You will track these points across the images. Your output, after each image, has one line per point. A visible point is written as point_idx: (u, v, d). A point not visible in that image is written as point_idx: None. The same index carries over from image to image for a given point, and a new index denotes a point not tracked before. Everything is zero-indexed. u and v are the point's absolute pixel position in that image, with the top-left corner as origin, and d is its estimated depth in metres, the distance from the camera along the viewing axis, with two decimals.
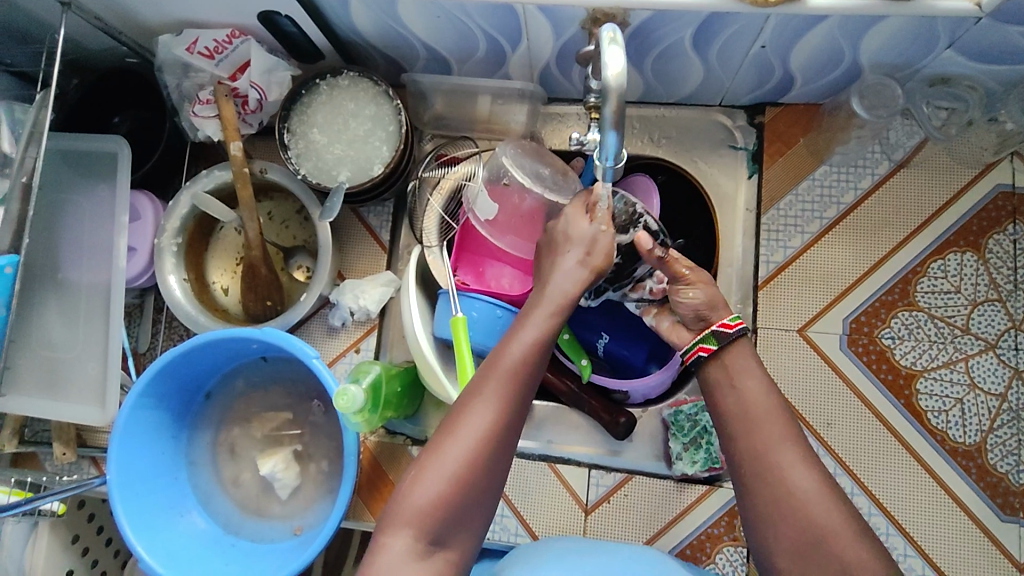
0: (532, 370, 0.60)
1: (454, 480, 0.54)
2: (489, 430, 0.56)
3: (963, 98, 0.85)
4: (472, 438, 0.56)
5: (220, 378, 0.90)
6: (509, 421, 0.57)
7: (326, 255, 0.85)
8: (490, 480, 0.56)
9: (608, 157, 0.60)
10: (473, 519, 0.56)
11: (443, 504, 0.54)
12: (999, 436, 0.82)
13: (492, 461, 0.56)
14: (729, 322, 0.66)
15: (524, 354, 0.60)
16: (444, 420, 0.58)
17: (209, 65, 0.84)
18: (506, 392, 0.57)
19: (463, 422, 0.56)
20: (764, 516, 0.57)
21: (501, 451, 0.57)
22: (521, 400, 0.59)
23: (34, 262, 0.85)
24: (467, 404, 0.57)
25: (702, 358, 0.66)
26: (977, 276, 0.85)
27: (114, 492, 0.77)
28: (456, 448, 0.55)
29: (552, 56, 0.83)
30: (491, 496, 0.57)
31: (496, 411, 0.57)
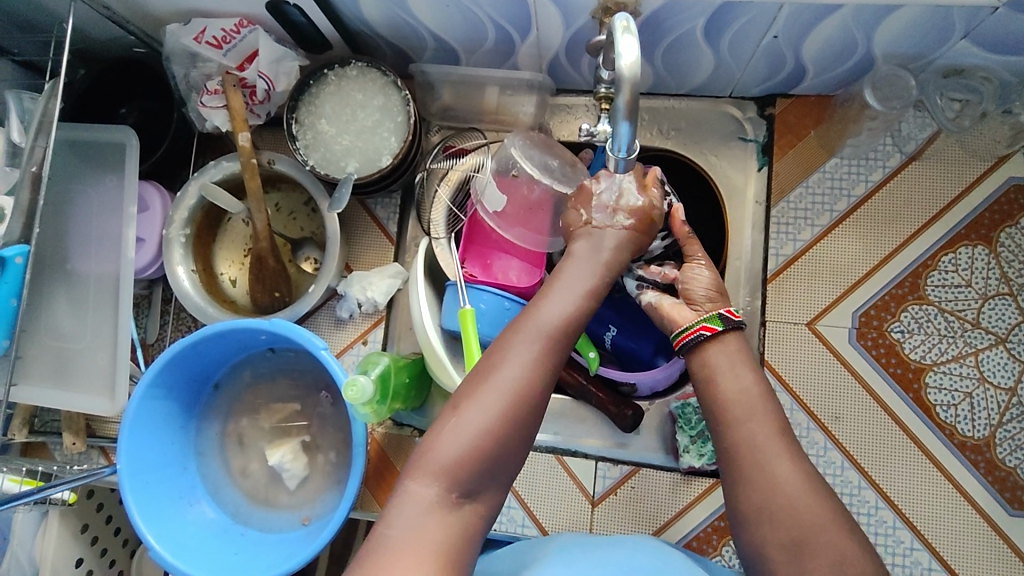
0: (564, 332, 0.60)
1: (485, 428, 0.54)
2: (522, 382, 0.56)
3: (977, 89, 0.84)
4: (504, 386, 0.56)
5: (229, 369, 0.90)
6: (541, 377, 0.57)
7: (334, 246, 0.85)
8: (521, 432, 0.55)
9: (621, 148, 0.60)
10: (501, 475, 0.55)
11: (474, 450, 0.53)
12: (1008, 430, 0.82)
13: (523, 414, 0.55)
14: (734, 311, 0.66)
15: (557, 317, 0.61)
16: (474, 372, 0.58)
17: (218, 55, 0.83)
18: (536, 350, 0.58)
19: (496, 372, 0.57)
20: (765, 510, 0.56)
21: (533, 407, 0.56)
22: (554, 360, 0.59)
23: (44, 253, 0.85)
24: (500, 355, 0.58)
25: (703, 337, 0.64)
26: (988, 269, 0.85)
27: (124, 481, 0.78)
28: (488, 395, 0.55)
29: (562, 46, 0.82)
30: (520, 454, 0.56)
31: (528, 365, 0.57)
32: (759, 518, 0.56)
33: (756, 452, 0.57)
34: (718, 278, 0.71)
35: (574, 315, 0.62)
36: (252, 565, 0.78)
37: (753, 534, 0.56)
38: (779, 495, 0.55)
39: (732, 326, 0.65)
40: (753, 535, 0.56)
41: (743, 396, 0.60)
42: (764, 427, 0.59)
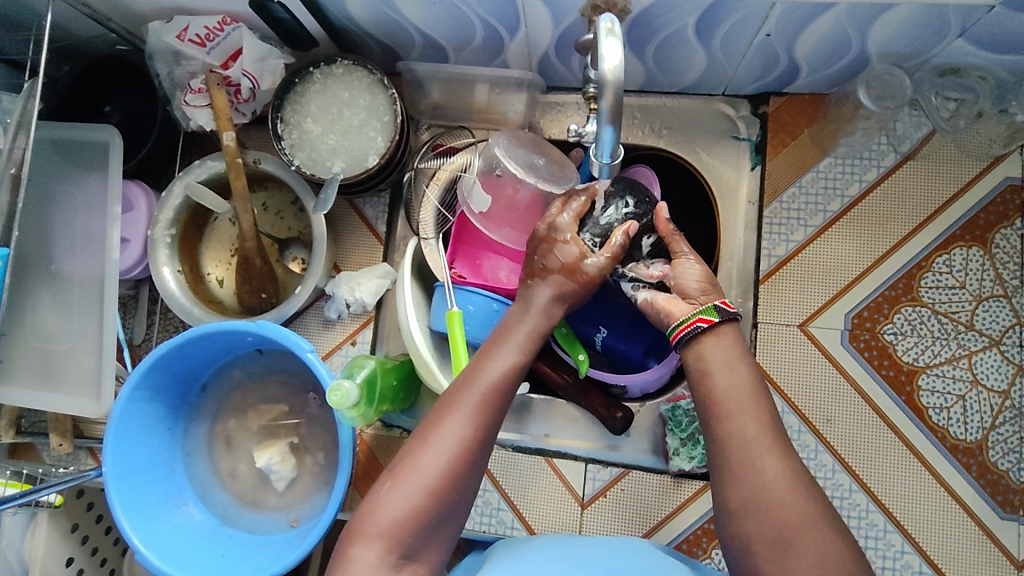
0: (507, 389, 0.62)
1: (426, 492, 0.56)
2: (462, 443, 0.58)
3: (972, 89, 0.83)
4: (442, 451, 0.57)
5: (216, 370, 0.89)
6: (480, 437, 0.59)
7: (321, 246, 0.84)
8: (463, 490, 0.58)
9: (605, 154, 0.59)
10: (441, 533, 0.57)
11: (415, 515, 0.55)
12: (1001, 434, 0.81)
13: (464, 474, 0.58)
14: (728, 301, 0.64)
15: (500, 373, 0.62)
16: (416, 434, 0.59)
17: (201, 53, 0.82)
18: (480, 405, 0.60)
19: (438, 434, 0.58)
20: (745, 511, 0.55)
21: (474, 464, 0.59)
22: (496, 416, 0.61)
23: (28, 253, 0.84)
24: (442, 416, 0.59)
25: (701, 328, 0.62)
26: (982, 271, 0.84)
27: (109, 484, 0.77)
28: (431, 457, 0.57)
29: (551, 43, 0.81)
30: (461, 510, 0.59)
31: (470, 425, 0.59)
32: (742, 520, 0.55)
33: (744, 448, 0.56)
34: (710, 271, 0.69)
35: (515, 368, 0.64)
36: (240, 567, 0.78)
37: (737, 532, 0.55)
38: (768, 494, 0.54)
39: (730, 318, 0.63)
40: (740, 532, 0.55)
41: (729, 387, 0.59)
42: (756, 424, 0.57)
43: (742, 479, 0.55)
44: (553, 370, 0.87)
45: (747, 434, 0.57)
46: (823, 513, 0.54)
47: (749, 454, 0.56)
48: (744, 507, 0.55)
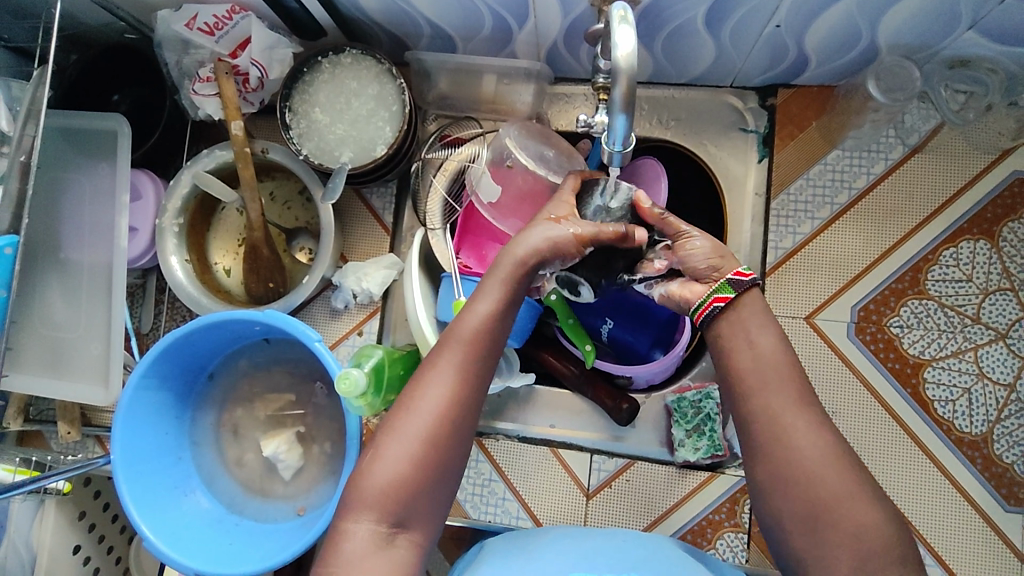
0: (487, 345, 0.61)
1: (411, 460, 0.56)
2: (444, 406, 0.57)
3: (983, 81, 0.82)
4: (423, 419, 0.57)
5: (223, 358, 0.90)
6: (462, 398, 0.58)
7: (329, 236, 0.84)
8: (450, 453, 0.58)
9: (616, 141, 0.58)
10: (437, 494, 0.57)
11: (403, 483, 0.56)
12: (1006, 426, 0.81)
13: (449, 437, 0.57)
14: (743, 271, 0.63)
15: (479, 330, 0.60)
16: (398, 403, 0.59)
17: (209, 41, 0.82)
18: (458, 367, 0.59)
19: (417, 401, 0.58)
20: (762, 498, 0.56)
21: (459, 425, 0.58)
22: (477, 374, 0.60)
23: (36, 240, 0.85)
24: (420, 383, 0.59)
25: (718, 308, 0.62)
26: (990, 264, 0.84)
27: (118, 472, 0.78)
28: (412, 425, 0.57)
29: (560, 33, 0.80)
30: (454, 472, 0.59)
31: (448, 387, 0.58)
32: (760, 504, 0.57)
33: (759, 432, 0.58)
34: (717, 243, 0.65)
35: (496, 319, 0.61)
36: (248, 553, 0.78)
37: None
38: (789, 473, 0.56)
39: (744, 291, 0.62)
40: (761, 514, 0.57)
41: (744, 372, 0.59)
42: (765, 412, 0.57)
43: None
44: (560, 362, 0.88)
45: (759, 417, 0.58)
46: (834, 501, 0.54)
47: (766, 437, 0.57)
48: (767, 484, 0.57)
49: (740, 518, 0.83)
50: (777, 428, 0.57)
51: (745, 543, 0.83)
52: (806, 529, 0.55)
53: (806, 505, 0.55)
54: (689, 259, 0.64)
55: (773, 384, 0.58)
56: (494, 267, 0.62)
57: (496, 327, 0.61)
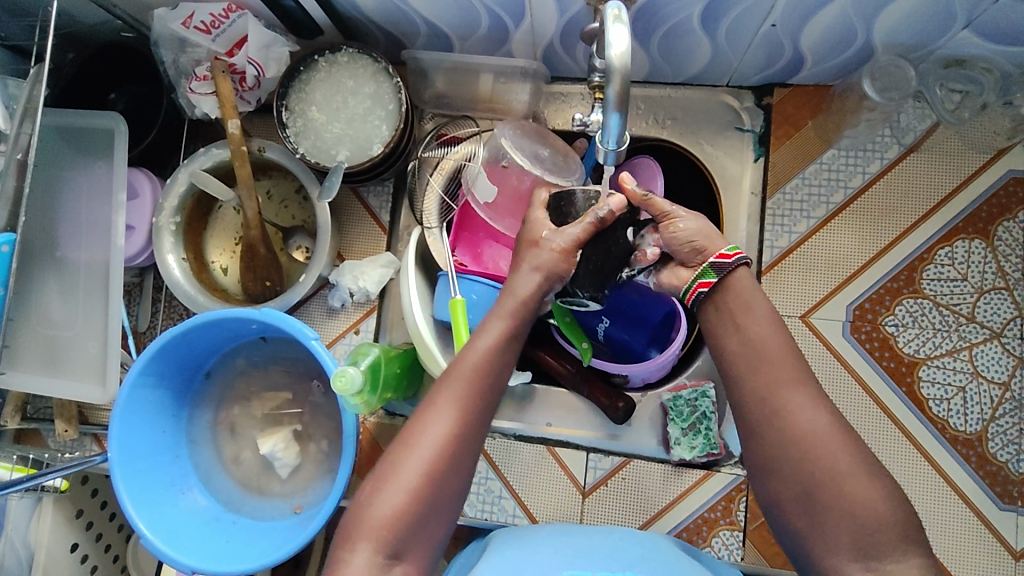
0: (490, 380, 0.62)
1: (412, 492, 0.56)
2: (447, 439, 0.58)
3: (977, 81, 0.82)
4: (426, 450, 0.58)
5: (220, 357, 0.90)
6: (465, 432, 0.59)
7: (325, 235, 0.84)
8: (450, 486, 0.58)
9: (611, 140, 0.58)
10: (435, 527, 0.58)
11: (403, 515, 0.56)
12: (1001, 425, 0.81)
13: (450, 470, 0.58)
14: (726, 253, 0.62)
15: (483, 362, 0.62)
16: (401, 435, 0.60)
17: (206, 40, 0.82)
18: (463, 399, 0.60)
19: (421, 433, 0.58)
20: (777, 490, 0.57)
21: (460, 459, 0.59)
22: (479, 408, 0.61)
23: (33, 238, 0.85)
24: (424, 415, 0.59)
25: (703, 294, 0.63)
26: (985, 263, 0.84)
27: (115, 470, 0.78)
28: (415, 457, 0.57)
29: (556, 32, 0.81)
30: (453, 505, 0.59)
31: (452, 420, 0.59)
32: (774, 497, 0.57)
33: (758, 423, 0.58)
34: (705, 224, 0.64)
35: (496, 355, 0.63)
36: (246, 550, 0.78)
37: None
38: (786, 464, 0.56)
39: (729, 274, 0.62)
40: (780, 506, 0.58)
41: (737, 365, 0.60)
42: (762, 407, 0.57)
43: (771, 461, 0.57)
44: (556, 360, 0.88)
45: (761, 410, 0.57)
46: (829, 499, 0.54)
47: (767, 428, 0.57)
48: (768, 476, 0.58)
49: (735, 516, 0.83)
50: (776, 421, 0.57)
51: (741, 541, 0.83)
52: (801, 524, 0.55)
53: (800, 496, 0.55)
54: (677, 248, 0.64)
55: (766, 379, 0.58)
56: (498, 308, 0.66)
57: (497, 363, 0.63)
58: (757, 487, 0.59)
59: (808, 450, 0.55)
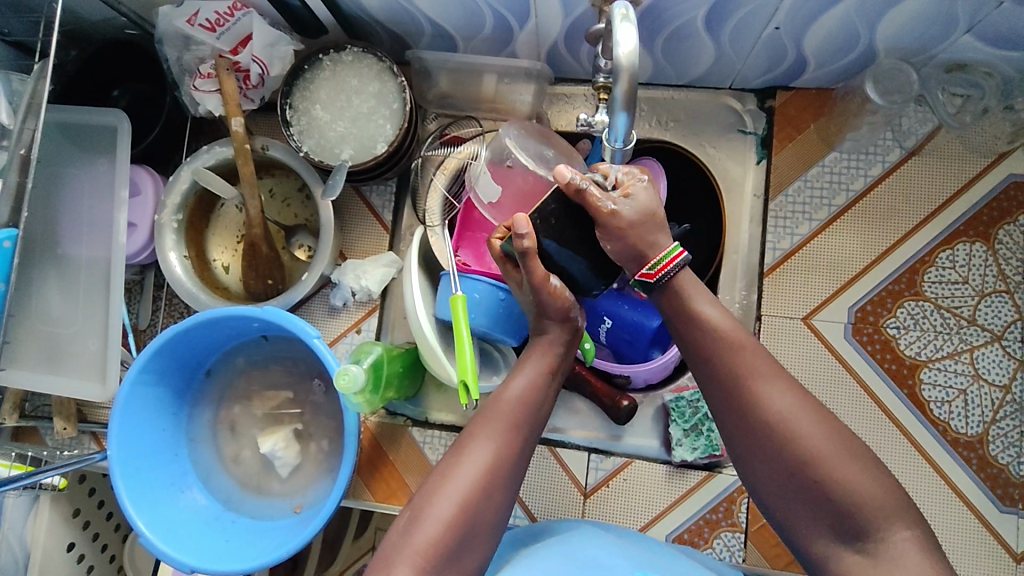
0: (526, 416, 0.64)
1: (448, 524, 0.57)
2: (484, 471, 0.59)
3: (978, 85, 0.83)
4: (463, 482, 0.59)
5: (221, 356, 0.90)
6: (502, 466, 0.61)
7: (327, 234, 0.84)
8: (484, 518, 0.59)
9: (618, 139, 0.58)
10: (467, 561, 0.58)
11: (438, 545, 0.56)
12: (1002, 428, 0.82)
13: (487, 502, 0.59)
14: (649, 270, 0.63)
15: (519, 395, 0.64)
16: (438, 469, 0.61)
17: (210, 38, 0.82)
18: (501, 434, 0.62)
19: (460, 465, 0.60)
20: (769, 487, 0.57)
21: (496, 492, 0.60)
22: (517, 444, 0.62)
23: (34, 235, 0.84)
24: (464, 448, 0.61)
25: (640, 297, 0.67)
26: (985, 267, 0.84)
27: (114, 468, 0.77)
28: (454, 487, 0.58)
29: (560, 33, 0.81)
30: (486, 537, 0.59)
31: (491, 452, 0.60)
32: (767, 492, 0.57)
33: (758, 425, 0.57)
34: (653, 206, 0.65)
35: (533, 393, 0.65)
36: (245, 550, 0.78)
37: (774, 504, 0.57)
38: (787, 469, 0.55)
39: (666, 281, 0.64)
40: (770, 503, 0.57)
41: (741, 359, 0.59)
42: (771, 406, 0.57)
43: (767, 457, 0.56)
44: None
45: (769, 411, 0.57)
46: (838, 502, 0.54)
47: (763, 430, 0.57)
48: (760, 480, 0.58)
49: (737, 518, 0.83)
50: (780, 425, 0.56)
51: (742, 543, 0.83)
52: (800, 522, 0.55)
53: (802, 490, 0.55)
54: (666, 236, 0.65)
55: (777, 378, 0.58)
56: (528, 355, 0.69)
57: (534, 401, 0.65)
58: (751, 490, 0.59)
59: (817, 450, 0.54)
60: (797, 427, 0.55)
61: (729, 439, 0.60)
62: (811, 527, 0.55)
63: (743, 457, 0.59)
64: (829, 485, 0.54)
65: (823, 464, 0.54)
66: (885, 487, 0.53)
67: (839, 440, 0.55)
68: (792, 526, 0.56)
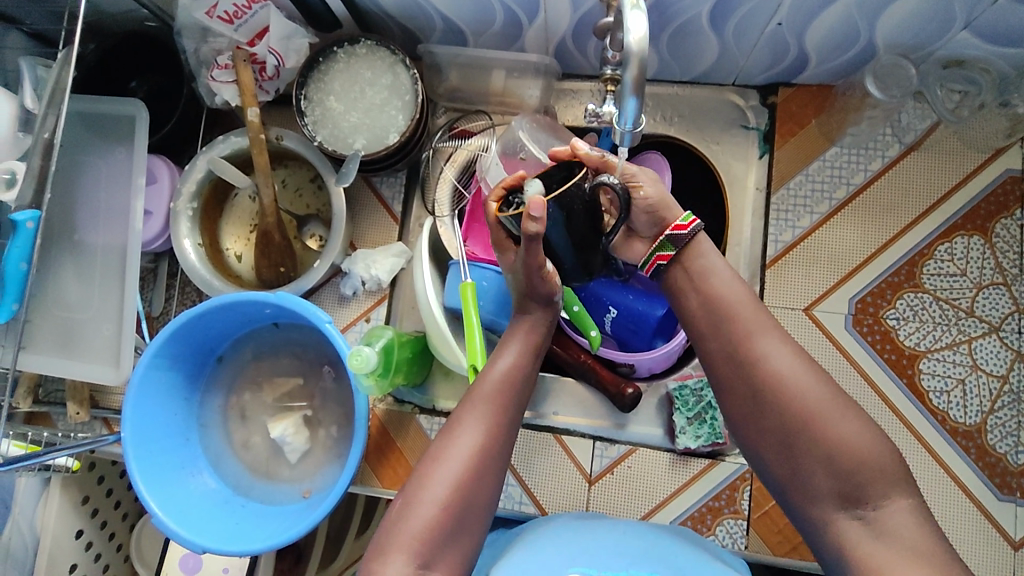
0: (510, 396, 0.65)
1: (444, 505, 0.58)
2: (475, 453, 0.61)
3: (976, 81, 0.85)
4: (457, 464, 0.60)
5: (233, 343, 0.91)
6: (491, 447, 0.62)
7: (340, 223, 0.86)
8: (478, 499, 0.60)
9: (626, 123, 0.59)
10: (468, 538, 0.59)
11: (435, 526, 0.57)
12: (1000, 417, 0.83)
13: (480, 481, 0.61)
14: (681, 223, 0.66)
15: (504, 376, 0.66)
16: (431, 451, 0.62)
17: (229, 30, 0.84)
18: (488, 415, 0.63)
19: (451, 447, 0.61)
20: (772, 458, 0.59)
21: (488, 473, 0.62)
22: (505, 425, 0.64)
23: (52, 222, 0.86)
24: (453, 433, 0.62)
25: (662, 266, 0.67)
26: (983, 259, 0.86)
27: (127, 450, 0.79)
28: (446, 469, 0.60)
29: (568, 29, 0.83)
30: (482, 516, 0.61)
31: (479, 434, 0.62)
32: (771, 462, 0.59)
33: (752, 381, 0.59)
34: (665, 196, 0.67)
35: (512, 375, 0.67)
36: (252, 533, 0.79)
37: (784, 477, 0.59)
38: (791, 442, 0.57)
39: (687, 242, 0.66)
40: (773, 472, 0.60)
41: (739, 324, 0.61)
42: (780, 383, 0.58)
43: (772, 430, 0.58)
44: (567, 349, 0.89)
45: (762, 368, 0.59)
46: (841, 478, 0.55)
47: (759, 389, 0.59)
48: (762, 444, 0.59)
49: (739, 505, 0.84)
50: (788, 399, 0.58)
51: (745, 530, 0.84)
52: (787, 474, 0.58)
53: (807, 461, 0.57)
54: (670, 220, 0.67)
55: (771, 339, 0.60)
56: (508, 336, 0.71)
57: (514, 383, 0.66)
58: (756, 463, 0.61)
59: (820, 428, 0.56)
60: (789, 385, 0.58)
61: (734, 412, 0.62)
62: (799, 484, 0.57)
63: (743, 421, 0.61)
64: (815, 439, 0.56)
65: (813, 418, 0.56)
66: (876, 449, 0.55)
67: (837, 402, 0.57)
68: (782, 484, 0.59)
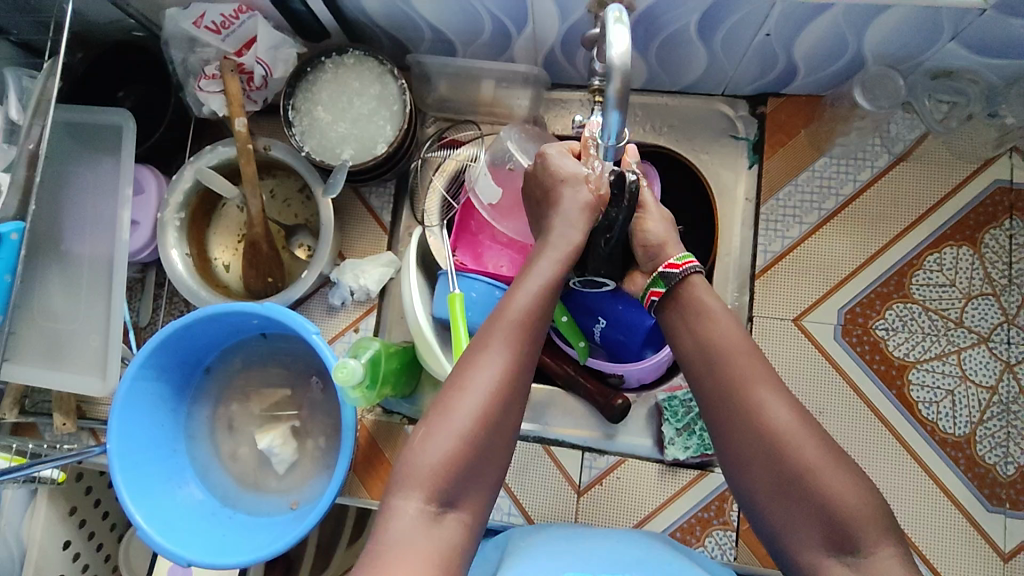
0: (534, 324, 0.61)
1: (465, 437, 0.55)
2: (498, 380, 0.57)
3: (964, 92, 0.86)
4: (479, 394, 0.56)
5: (221, 353, 0.91)
6: (517, 375, 0.58)
7: (328, 233, 0.85)
8: (502, 429, 0.57)
9: (609, 137, 0.59)
10: (488, 475, 0.56)
11: (454, 459, 0.54)
12: (989, 428, 0.83)
13: (505, 410, 0.57)
14: (676, 262, 0.67)
15: (527, 305, 0.61)
16: (451, 379, 0.58)
17: (216, 40, 0.84)
18: (514, 340, 0.59)
19: (472, 376, 0.57)
20: (760, 473, 0.58)
21: (514, 401, 0.58)
22: (529, 350, 0.60)
23: (39, 231, 0.86)
24: (475, 359, 0.58)
25: (655, 302, 0.68)
26: (972, 269, 0.86)
27: (113, 462, 0.78)
28: (467, 399, 0.56)
29: (557, 39, 0.83)
30: (507, 447, 0.57)
31: (506, 359, 0.58)
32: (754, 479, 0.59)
33: (738, 395, 0.60)
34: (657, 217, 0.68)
35: (544, 298, 0.62)
36: (240, 546, 0.78)
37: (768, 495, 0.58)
38: (779, 456, 0.57)
39: (680, 282, 0.67)
40: (749, 488, 0.59)
41: (726, 344, 0.62)
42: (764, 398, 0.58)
43: (757, 446, 0.58)
44: (555, 360, 0.90)
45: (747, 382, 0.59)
46: (826, 496, 0.55)
47: (747, 402, 0.59)
48: (746, 458, 0.59)
49: (728, 516, 0.84)
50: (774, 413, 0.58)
51: (734, 541, 0.84)
52: (768, 489, 0.57)
53: (793, 480, 0.56)
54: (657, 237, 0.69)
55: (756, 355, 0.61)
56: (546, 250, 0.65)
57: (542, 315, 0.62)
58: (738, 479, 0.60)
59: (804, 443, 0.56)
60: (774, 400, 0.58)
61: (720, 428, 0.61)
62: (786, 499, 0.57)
63: (730, 438, 0.60)
64: (797, 453, 0.56)
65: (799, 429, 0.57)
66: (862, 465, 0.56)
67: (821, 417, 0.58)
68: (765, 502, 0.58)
